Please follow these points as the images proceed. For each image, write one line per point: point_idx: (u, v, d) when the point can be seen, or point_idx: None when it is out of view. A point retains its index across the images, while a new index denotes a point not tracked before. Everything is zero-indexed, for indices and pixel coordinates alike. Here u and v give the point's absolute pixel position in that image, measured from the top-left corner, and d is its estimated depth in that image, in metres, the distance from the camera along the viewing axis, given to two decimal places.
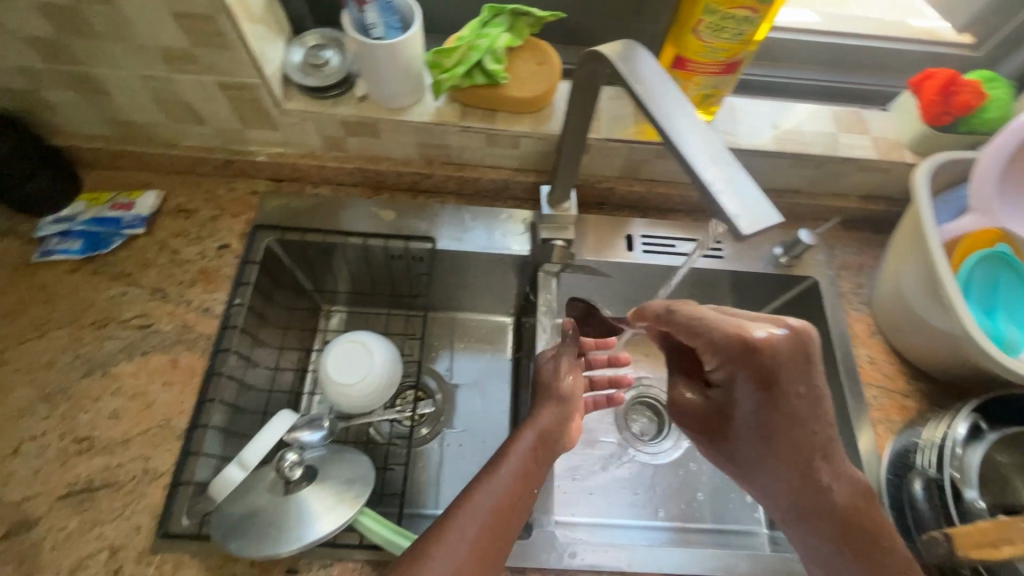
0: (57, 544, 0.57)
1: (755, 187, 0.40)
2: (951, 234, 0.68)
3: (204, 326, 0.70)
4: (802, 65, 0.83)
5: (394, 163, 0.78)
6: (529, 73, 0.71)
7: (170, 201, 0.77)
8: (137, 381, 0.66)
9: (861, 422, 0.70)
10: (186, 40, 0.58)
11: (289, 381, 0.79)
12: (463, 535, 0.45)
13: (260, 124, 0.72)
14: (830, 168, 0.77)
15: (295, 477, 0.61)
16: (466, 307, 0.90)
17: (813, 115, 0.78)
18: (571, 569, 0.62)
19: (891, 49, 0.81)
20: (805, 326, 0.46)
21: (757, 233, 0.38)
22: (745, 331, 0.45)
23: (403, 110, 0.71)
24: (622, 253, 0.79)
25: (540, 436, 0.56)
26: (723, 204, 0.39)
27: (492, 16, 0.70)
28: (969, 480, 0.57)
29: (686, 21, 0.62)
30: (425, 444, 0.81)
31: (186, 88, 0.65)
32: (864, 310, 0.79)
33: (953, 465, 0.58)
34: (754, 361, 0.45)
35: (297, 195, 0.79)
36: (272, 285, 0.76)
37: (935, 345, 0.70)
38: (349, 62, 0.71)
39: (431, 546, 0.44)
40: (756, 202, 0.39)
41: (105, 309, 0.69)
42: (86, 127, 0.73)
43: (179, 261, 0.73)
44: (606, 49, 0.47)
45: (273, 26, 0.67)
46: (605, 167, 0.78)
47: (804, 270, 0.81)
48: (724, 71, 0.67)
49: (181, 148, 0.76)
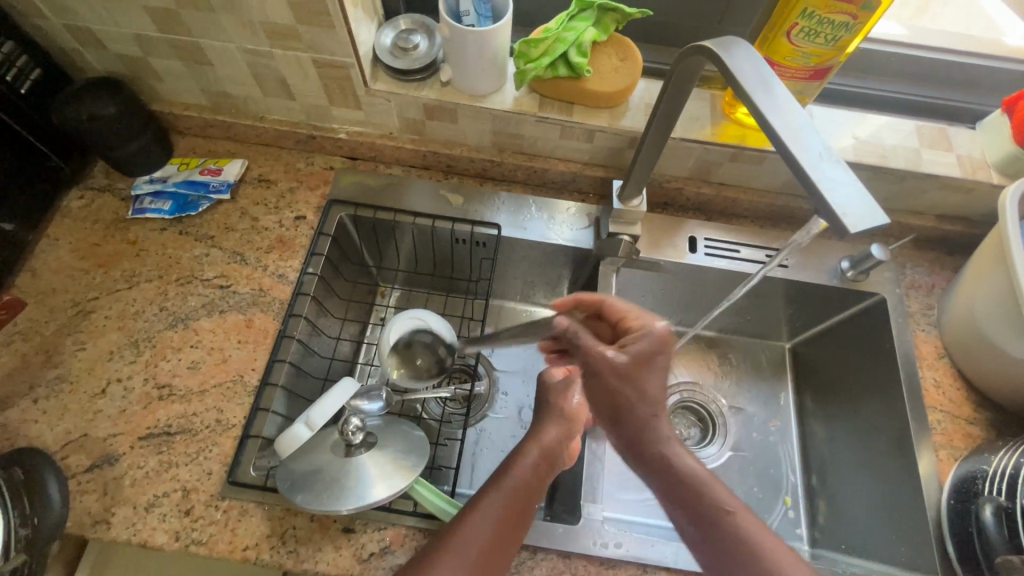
0: (136, 480, 0.61)
1: (860, 187, 0.40)
2: None
3: (278, 290, 0.73)
4: (885, 77, 0.82)
5: (467, 150, 0.81)
6: (611, 69, 0.72)
7: (253, 171, 0.81)
8: (215, 337, 0.70)
9: (923, 445, 0.70)
10: (292, 17, 0.62)
11: (348, 352, 0.82)
12: (470, 542, 0.50)
13: (346, 103, 0.75)
14: (908, 184, 0.76)
15: (356, 441, 0.62)
16: (520, 297, 0.91)
17: (894, 129, 0.77)
18: (613, 559, 0.62)
19: (982, 66, 0.79)
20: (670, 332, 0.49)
21: (862, 233, 0.38)
22: (655, 331, 0.49)
23: (484, 97, 0.73)
24: (684, 253, 0.79)
25: (542, 452, 0.58)
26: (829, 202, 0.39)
27: (580, 10, 0.71)
28: None
29: (779, 24, 0.62)
30: (473, 426, 0.82)
31: (283, 64, 0.69)
32: (932, 332, 0.77)
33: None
34: (645, 356, 0.47)
35: (371, 174, 0.82)
36: (339, 258, 0.79)
37: (1010, 373, 0.67)
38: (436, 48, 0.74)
39: (439, 551, 0.49)
40: (863, 203, 0.39)
41: (189, 267, 0.74)
42: (184, 96, 0.78)
43: (259, 228, 0.77)
44: (709, 45, 0.47)
45: (369, 9, 0.70)
46: (676, 167, 0.79)
47: (871, 286, 0.79)
48: (812, 77, 0.67)
49: (268, 122, 0.80)
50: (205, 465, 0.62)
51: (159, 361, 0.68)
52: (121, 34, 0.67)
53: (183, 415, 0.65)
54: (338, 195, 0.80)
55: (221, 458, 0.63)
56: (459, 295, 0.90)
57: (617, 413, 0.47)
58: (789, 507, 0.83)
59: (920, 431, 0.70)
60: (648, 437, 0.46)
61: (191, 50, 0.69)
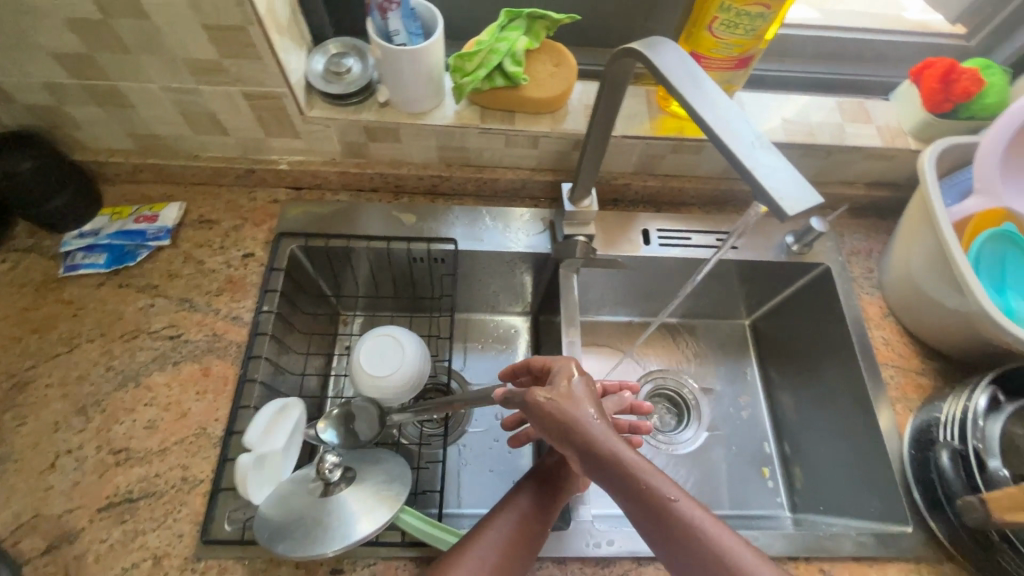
0: (101, 555, 0.57)
1: (791, 169, 0.42)
2: (958, 215, 0.71)
3: (234, 333, 0.70)
4: (803, 59, 0.87)
5: (414, 167, 0.80)
6: (547, 74, 0.73)
7: (192, 212, 0.78)
8: (171, 391, 0.66)
9: (881, 402, 0.73)
10: (216, 51, 0.60)
11: (315, 386, 0.79)
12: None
13: (283, 132, 0.73)
14: (838, 157, 0.80)
15: (335, 479, 0.60)
16: (484, 308, 0.91)
17: (818, 107, 0.81)
18: (607, 557, 0.63)
19: (888, 42, 0.84)
20: (574, 362, 0.51)
21: (799, 214, 0.40)
22: (563, 362, 0.51)
23: (425, 114, 0.73)
24: (638, 246, 0.81)
25: (540, 477, 0.59)
26: (766, 187, 0.41)
27: (510, 20, 0.72)
28: (991, 450, 0.59)
29: (701, 18, 0.65)
30: (452, 444, 0.82)
31: (212, 100, 0.66)
32: (876, 293, 0.82)
33: (975, 437, 0.60)
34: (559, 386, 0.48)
35: (318, 202, 0.80)
36: (296, 291, 0.77)
37: (948, 323, 0.72)
38: (370, 69, 0.73)
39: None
40: (797, 185, 0.41)
41: (136, 322, 0.70)
42: (109, 143, 0.74)
43: (205, 271, 0.74)
44: (638, 45, 0.48)
45: (296, 36, 0.69)
46: (621, 164, 0.80)
47: (816, 257, 0.83)
48: (736, 66, 0.69)
49: (203, 160, 0.77)
50: (176, 528, 0.59)
51: (112, 425, 0.64)
52: (29, 85, 0.63)
53: (145, 478, 0.61)
54: (287, 228, 0.77)
55: (192, 518, 0.60)
56: (424, 314, 0.89)
57: (564, 430, 0.46)
58: (768, 478, 0.86)
59: (881, 390, 0.74)
60: (599, 446, 0.44)
61: (110, 94, 0.66)
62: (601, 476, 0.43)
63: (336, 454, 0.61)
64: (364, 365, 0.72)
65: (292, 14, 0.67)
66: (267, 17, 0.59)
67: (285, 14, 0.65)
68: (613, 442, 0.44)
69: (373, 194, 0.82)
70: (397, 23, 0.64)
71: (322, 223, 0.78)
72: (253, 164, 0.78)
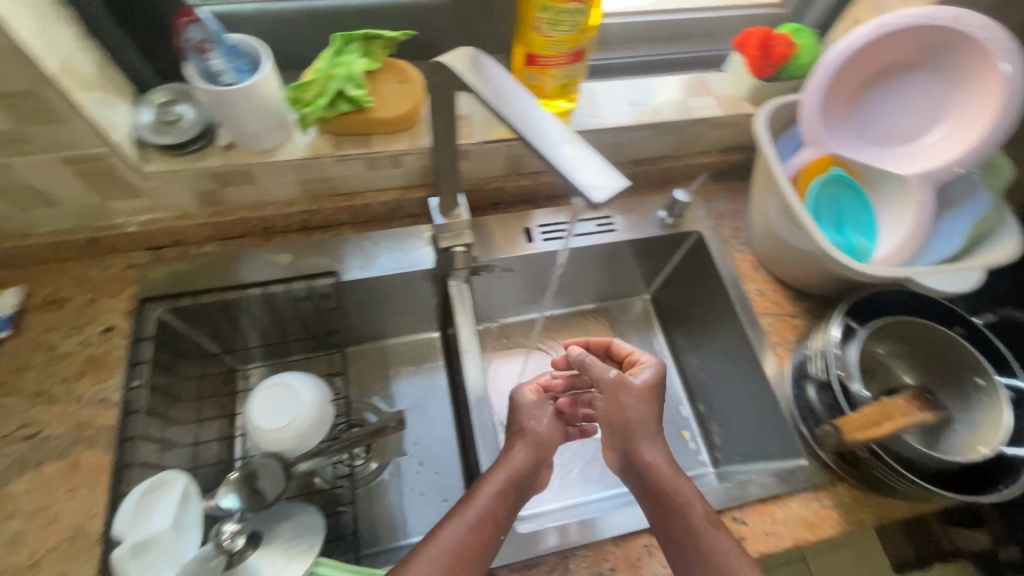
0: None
1: (600, 163, 0.55)
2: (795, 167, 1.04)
3: (101, 418, 0.78)
4: (620, 41, 1.13)
5: (277, 207, 0.95)
6: (391, 92, 0.90)
7: (33, 296, 0.87)
8: (35, 500, 0.72)
9: (766, 352, 0.96)
10: (15, 120, 0.71)
11: (214, 453, 0.91)
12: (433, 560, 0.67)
13: (121, 194, 0.86)
14: (690, 129, 1.05)
15: (237, 547, 0.70)
16: (390, 334, 1.10)
17: (668, 89, 1.06)
18: (542, 554, 0.83)
19: (700, 15, 1.13)
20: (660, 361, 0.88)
21: (607, 200, 0.52)
22: (643, 364, 0.89)
23: (274, 151, 0.88)
24: (526, 246, 1.01)
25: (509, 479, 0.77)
26: (578, 182, 0.53)
27: (344, 45, 0.90)
28: (853, 376, 0.85)
29: (529, 20, 0.83)
30: (378, 478, 0.98)
31: (26, 171, 0.77)
32: (747, 250, 1.06)
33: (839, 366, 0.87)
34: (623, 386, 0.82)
35: (183, 259, 0.92)
36: (174, 357, 0.87)
37: (809, 273, 0.96)
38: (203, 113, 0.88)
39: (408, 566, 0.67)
40: (605, 176, 0.54)
41: (67, 395, 0.81)
42: (7, 248, 0.85)
43: (59, 355, 0.82)
44: (449, 57, 0.61)
45: (109, 89, 0.82)
46: (488, 166, 0.99)
47: (690, 226, 1.06)
48: (573, 60, 0.89)
49: (39, 236, 0.88)
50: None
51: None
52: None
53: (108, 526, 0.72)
54: (185, 286, 0.89)
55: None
56: (322, 353, 1.03)
57: (625, 425, 0.79)
58: (688, 439, 1.09)
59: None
60: (645, 459, 0.76)
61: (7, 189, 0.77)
62: (641, 480, 0.76)
63: (234, 524, 0.72)
64: (259, 422, 0.81)
65: (100, 69, 0.81)
66: (64, 78, 0.70)
67: (91, 72, 0.78)
68: (665, 497, 0.73)
69: (263, 238, 0.97)
70: (223, 63, 0.77)
71: (223, 272, 0.91)
72: (148, 235, 0.92)
